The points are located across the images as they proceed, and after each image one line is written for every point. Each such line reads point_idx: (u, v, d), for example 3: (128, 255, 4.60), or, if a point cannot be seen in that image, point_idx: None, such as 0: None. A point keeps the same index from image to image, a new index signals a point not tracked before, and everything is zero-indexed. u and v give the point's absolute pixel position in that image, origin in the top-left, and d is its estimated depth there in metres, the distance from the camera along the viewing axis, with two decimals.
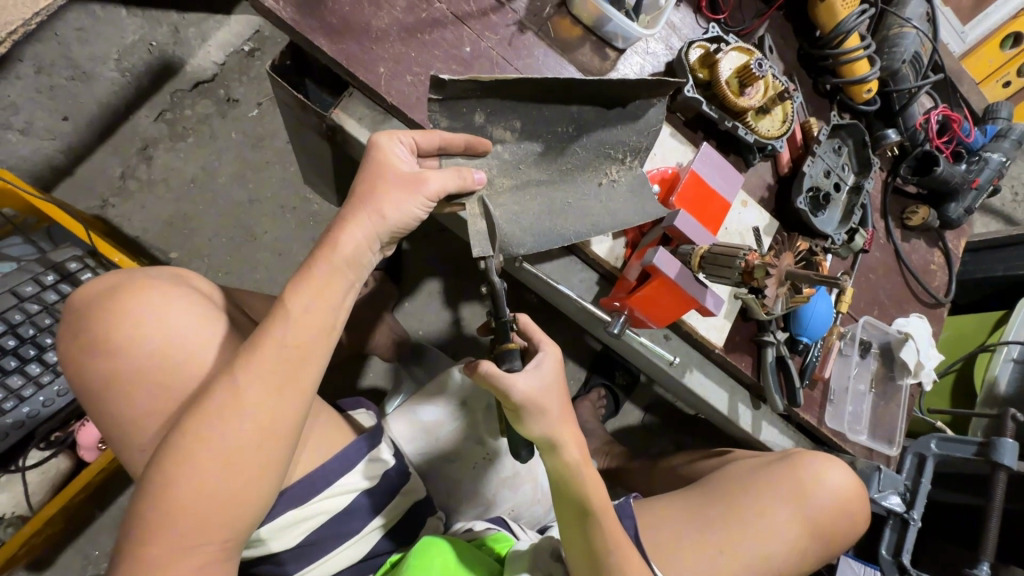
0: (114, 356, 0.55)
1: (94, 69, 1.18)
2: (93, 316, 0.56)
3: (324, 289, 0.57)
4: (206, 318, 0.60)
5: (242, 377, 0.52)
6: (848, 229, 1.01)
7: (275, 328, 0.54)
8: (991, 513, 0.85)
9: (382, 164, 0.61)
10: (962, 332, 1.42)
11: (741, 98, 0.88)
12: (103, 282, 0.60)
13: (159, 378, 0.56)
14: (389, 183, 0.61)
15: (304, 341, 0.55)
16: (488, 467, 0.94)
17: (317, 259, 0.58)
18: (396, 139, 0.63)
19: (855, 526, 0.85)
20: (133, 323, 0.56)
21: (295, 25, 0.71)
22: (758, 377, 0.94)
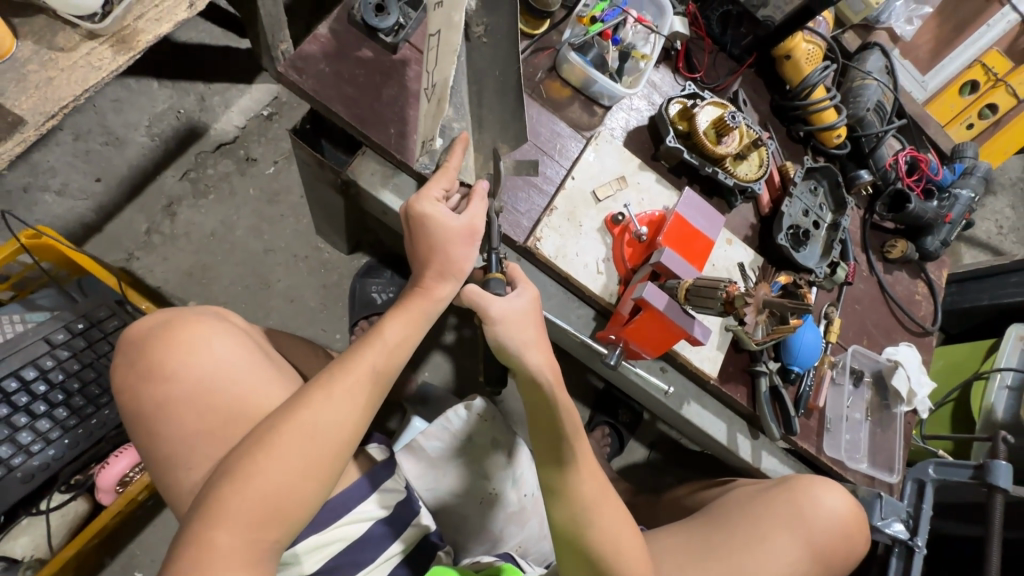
0: (170, 379, 0.63)
1: (127, 135, 1.31)
2: (147, 347, 0.64)
3: (402, 319, 0.68)
4: (245, 350, 0.68)
5: (323, 386, 0.61)
6: (830, 262, 1.06)
7: (359, 355, 0.65)
8: (993, 537, 0.85)
9: (435, 230, 0.69)
10: (956, 361, 1.45)
11: (719, 146, 0.96)
12: (152, 320, 0.67)
13: (211, 399, 0.63)
14: (452, 230, 0.70)
15: (387, 371, 0.66)
16: (495, 503, 0.96)
17: (415, 300, 0.70)
18: (431, 197, 0.70)
19: (853, 550, 0.87)
20: (181, 352, 0.64)
21: (316, 95, 0.81)
22: (754, 408, 0.98)
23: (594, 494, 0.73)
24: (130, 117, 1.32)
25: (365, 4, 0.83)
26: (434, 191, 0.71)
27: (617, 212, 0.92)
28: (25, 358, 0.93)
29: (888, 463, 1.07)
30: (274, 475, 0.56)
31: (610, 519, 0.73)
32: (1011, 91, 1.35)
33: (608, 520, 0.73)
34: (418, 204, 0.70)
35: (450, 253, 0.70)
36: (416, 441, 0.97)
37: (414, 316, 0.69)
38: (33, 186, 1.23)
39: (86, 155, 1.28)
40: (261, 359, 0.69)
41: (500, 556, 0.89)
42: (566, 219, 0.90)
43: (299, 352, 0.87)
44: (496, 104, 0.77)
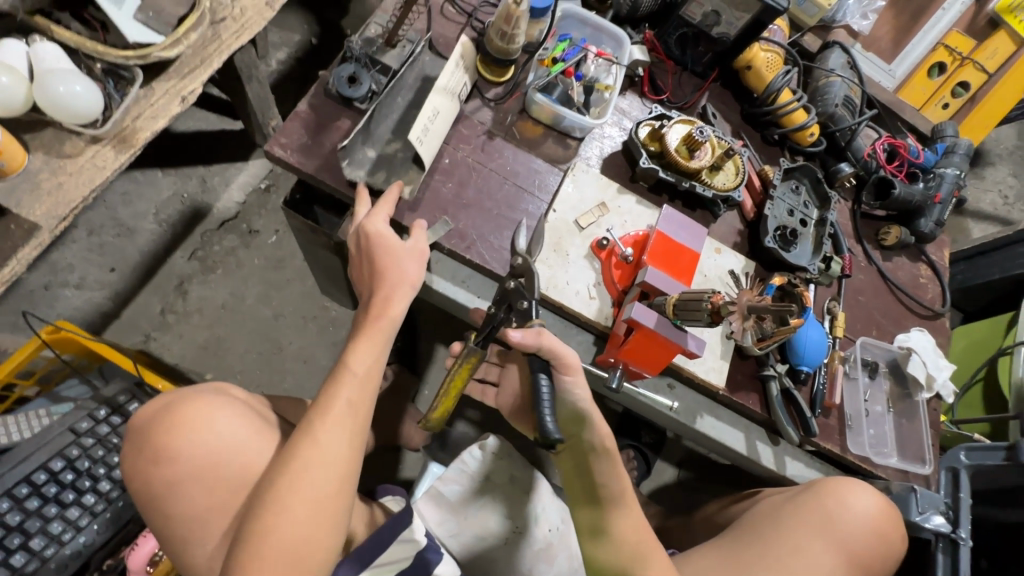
0: (177, 458, 0.66)
1: (137, 224, 1.39)
2: (151, 431, 0.67)
3: (366, 345, 0.70)
4: (242, 416, 0.71)
5: (314, 435, 0.64)
6: (823, 258, 1.07)
7: (336, 391, 0.67)
8: None
9: (385, 246, 0.75)
10: (978, 339, 1.42)
11: (693, 161, 0.99)
12: (159, 402, 0.71)
13: (215, 469, 0.66)
14: (397, 249, 0.75)
15: (363, 403, 0.68)
16: (520, 541, 0.95)
17: (371, 322, 0.72)
18: (377, 217, 0.77)
19: (893, 549, 0.84)
20: (183, 429, 0.67)
21: (303, 167, 0.86)
22: (767, 413, 0.97)
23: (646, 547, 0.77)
24: (138, 208, 1.40)
25: (338, 77, 0.89)
26: (380, 215, 0.78)
27: (602, 236, 0.94)
28: (52, 450, 0.96)
29: (919, 455, 1.03)
30: (286, 530, 0.60)
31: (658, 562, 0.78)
32: (980, 67, 1.36)
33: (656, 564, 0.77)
34: (368, 225, 0.76)
35: (400, 268, 0.75)
36: (435, 486, 0.97)
37: (378, 339, 0.71)
38: (53, 284, 1.30)
39: (101, 248, 1.35)
40: (260, 424, 0.72)
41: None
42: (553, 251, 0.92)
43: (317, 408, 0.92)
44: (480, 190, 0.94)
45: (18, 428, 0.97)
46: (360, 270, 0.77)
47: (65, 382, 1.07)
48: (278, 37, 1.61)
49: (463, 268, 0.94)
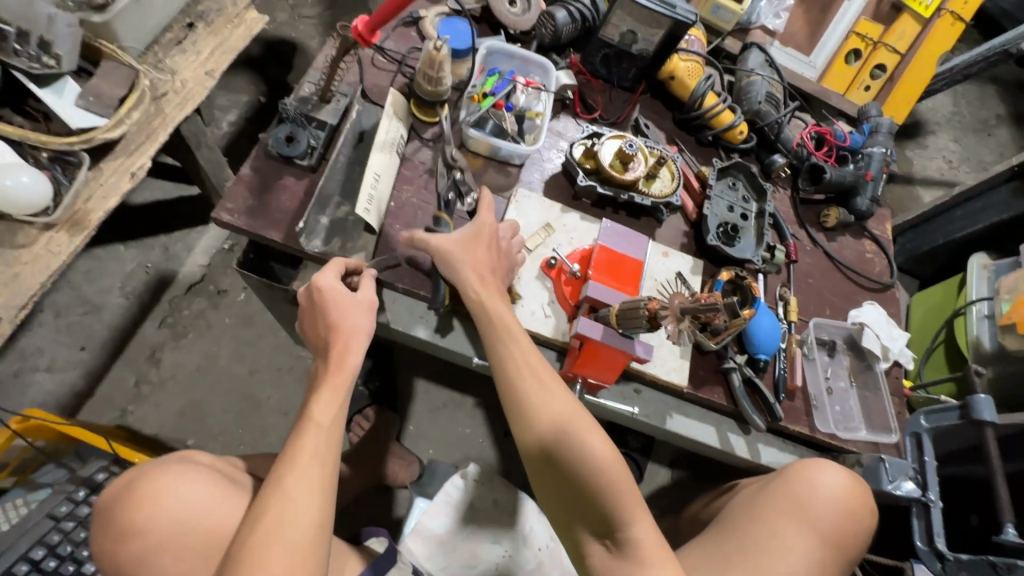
0: (145, 533, 0.71)
1: (104, 299, 1.40)
2: (117, 510, 0.72)
3: (326, 397, 0.74)
4: (208, 481, 0.76)
5: (289, 486, 0.67)
6: (767, 247, 1.11)
7: (301, 442, 0.71)
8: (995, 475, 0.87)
9: (334, 300, 0.77)
10: (935, 303, 1.47)
11: (627, 173, 1.03)
12: (121, 482, 0.75)
13: (186, 536, 0.71)
14: (350, 302, 0.78)
15: (329, 451, 0.72)
16: (511, 565, 0.96)
17: (329, 375, 0.75)
18: (331, 271, 0.79)
19: (865, 525, 0.87)
20: (149, 504, 0.72)
21: (250, 228, 0.89)
22: (734, 404, 1.00)
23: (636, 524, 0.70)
24: (103, 284, 1.41)
25: (276, 138, 0.92)
26: (332, 268, 0.80)
27: (550, 256, 0.98)
28: (34, 538, 0.96)
29: (885, 425, 1.06)
30: None
31: (644, 526, 0.70)
32: (892, 49, 1.45)
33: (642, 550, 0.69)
34: (320, 281, 0.77)
35: (352, 319, 0.78)
36: (420, 522, 0.99)
37: (340, 389, 0.75)
38: (23, 371, 1.30)
39: (69, 328, 1.35)
40: (227, 486, 0.77)
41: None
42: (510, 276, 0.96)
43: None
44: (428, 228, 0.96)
45: None
46: (308, 320, 0.80)
47: (39, 470, 1.03)
48: (227, 100, 1.65)
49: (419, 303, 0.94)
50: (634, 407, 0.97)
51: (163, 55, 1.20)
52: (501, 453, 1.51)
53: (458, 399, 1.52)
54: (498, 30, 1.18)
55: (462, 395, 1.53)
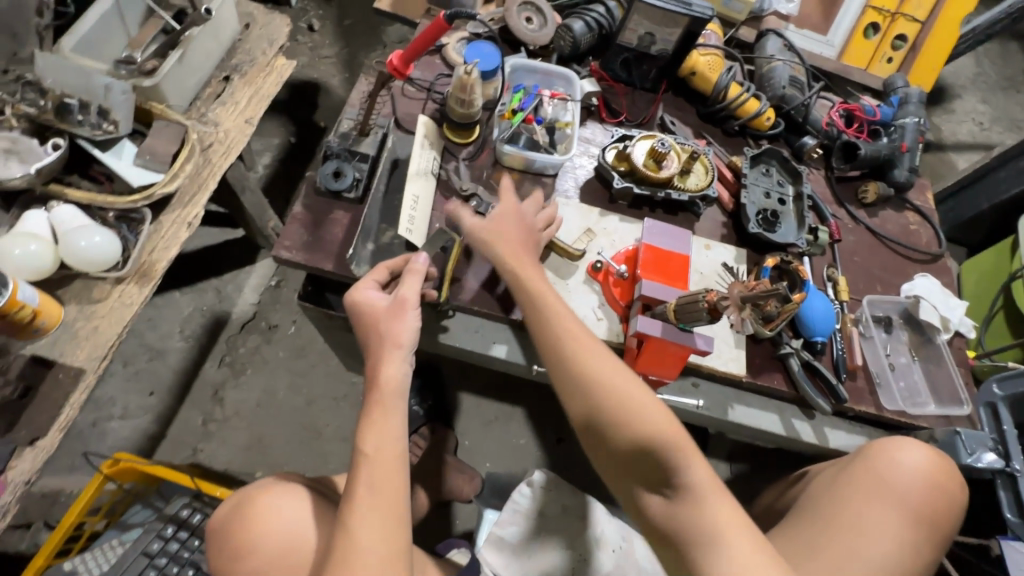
0: (253, 552, 0.81)
1: (166, 345, 1.47)
2: (234, 528, 0.84)
3: (374, 425, 0.76)
4: (300, 502, 0.85)
5: (352, 523, 0.70)
6: (809, 229, 1.11)
7: (359, 476, 0.73)
8: None
9: (365, 309, 0.81)
10: (988, 269, 1.43)
11: (662, 171, 1.05)
12: (230, 506, 0.87)
13: (285, 554, 0.80)
14: (380, 308, 0.81)
15: (384, 477, 0.73)
16: (587, 569, 0.96)
17: (372, 400, 0.77)
18: (367, 282, 0.84)
19: (947, 503, 0.85)
20: (257, 526, 0.82)
21: (308, 261, 0.93)
22: (795, 390, 0.99)
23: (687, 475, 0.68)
24: (164, 330, 1.48)
25: (324, 175, 0.97)
26: (368, 282, 0.84)
27: (595, 260, 0.99)
28: None
29: (955, 396, 1.03)
30: None
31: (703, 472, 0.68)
32: (911, 18, 1.44)
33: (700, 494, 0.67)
34: (354, 293, 0.83)
35: (382, 330, 0.80)
36: (494, 532, 1.01)
37: (384, 415, 0.76)
38: (99, 420, 1.37)
39: (137, 375, 1.42)
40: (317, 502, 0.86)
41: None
42: (555, 254, 0.99)
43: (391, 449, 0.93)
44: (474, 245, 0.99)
45: (93, 563, 1.00)
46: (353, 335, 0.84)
47: (129, 510, 1.09)
48: (260, 144, 1.73)
49: (474, 318, 0.98)
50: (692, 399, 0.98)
51: (206, 109, 1.27)
52: (557, 461, 1.52)
53: (509, 410, 1.54)
54: (517, 49, 1.22)
55: (512, 407, 1.55)
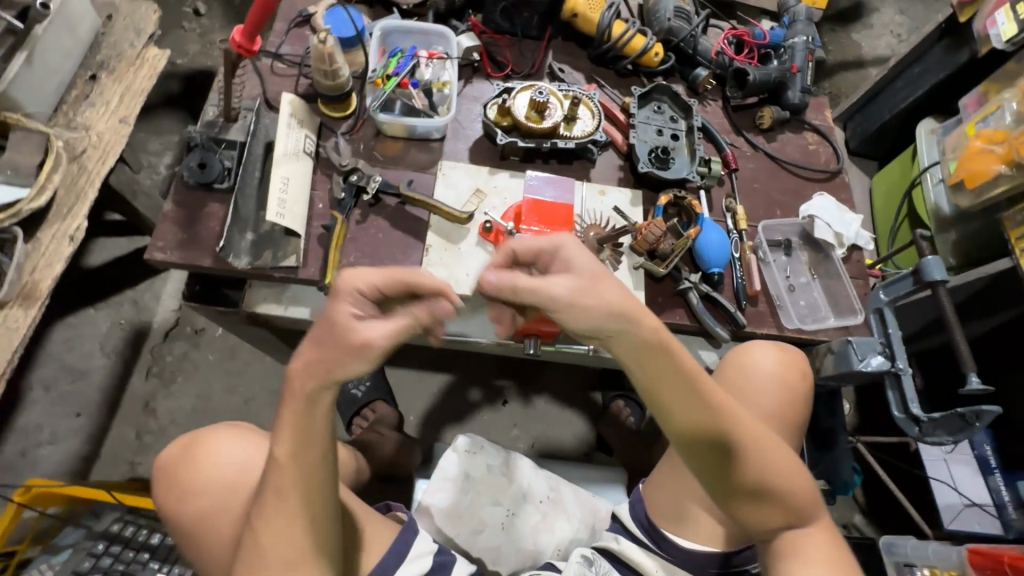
0: (202, 483, 0.87)
1: (87, 364, 1.42)
2: (180, 472, 0.88)
3: (285, 435, 0.62)
4: (247, 449, 0.89)
5: (260, 539, 0.64)
6: (702, 161, 1.11)
7: (268, 480, 0.64)
8: (956, 334, 0.88)
9: (331, 337, 0.56)
10: (893, 180, 1.46)
11: (544, 121, 1.03)
12: (192, 442, 0.92)
13: (222, 501, 0.85)
14: (329, 314, 0.56)
15: (289, 486, 0.63)
16: (516, 521, 1.00)
17: (288, 404, 0.61)
18: (348, 275, 0.57)
19: (800, 397, 0.91)
20: (210, 460, 0.88)
21: (185, 260, 0.90)
22: (698, 322, 1.01)
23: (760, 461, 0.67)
24: (83, 349, 1.43)
25: (188, 167, 0.92)
26: (345, 301, 0.56)
27: (484, 220, 0.98)
28: None
29: (851, 306, 1.07)
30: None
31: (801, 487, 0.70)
32: None
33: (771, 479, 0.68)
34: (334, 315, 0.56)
35: (339, 366, 0.57)
36: (424, 501, 1.00)
37: (296, 426, 0.62)
38: (28, 448, 1.33)
39: (61, 398, 1.38)
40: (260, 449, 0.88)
41: (546, 566, 0.93)
42: (443, 218, 0.98)
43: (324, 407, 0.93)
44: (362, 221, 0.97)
45: None
46: (319, 337, 0.57)
47: (62, 532, 1.07)
48: (159, 143, 1.65)
49: None
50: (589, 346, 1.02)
51: (73, 113, 1.20)
52: (504, 423, 1.54)
53: (451, 381, 1.56)
54: (390, 9, 1.16)
55: (454, 377, 1.56)
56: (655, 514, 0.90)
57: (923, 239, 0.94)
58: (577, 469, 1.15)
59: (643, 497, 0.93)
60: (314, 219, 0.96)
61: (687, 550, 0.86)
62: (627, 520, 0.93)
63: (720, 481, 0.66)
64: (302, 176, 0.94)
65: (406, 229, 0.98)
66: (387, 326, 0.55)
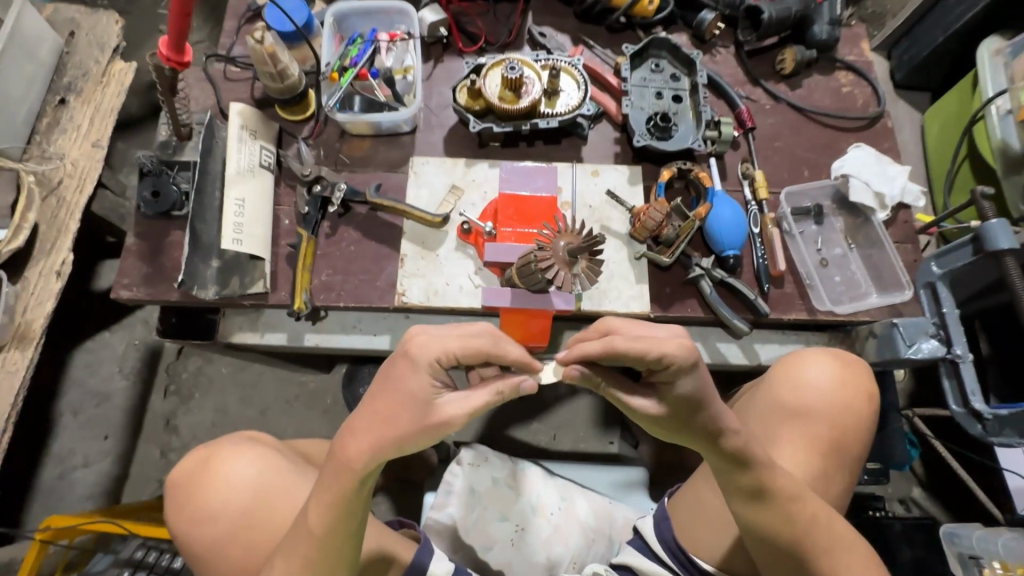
0: (214, 500, 0.82)
1: (108, 387, 1.45)
2: (196, 489, 0.83)
3: (320, 504, 0.63)
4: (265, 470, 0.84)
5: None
6: (710, 125, 0.96)
7: (295, 542, 0.65)
8: (1023, 308, 0.80)
9: (397, 386, 0.59)
10: (950, 115, 1.24)
11: (521, 100, 0.90)
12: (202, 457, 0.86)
13: (235, 525, 0.81)
14: (414, 401, 0.58)
15: (316, 554, 0.65)
16: (527, 535, 0.95)
17: (334, 469, 0.62)
18: (430, 349, 0.58)
19: (862, 417, 0.80)
20: (223, 481, 0.83)
21: (151, 295, 0.85)
22: (713, 314, 0.88)
23: (817, 519, 0.69)
24: (103, 373, 1.46)
25: (142, 197, 0.87)
26: (429, 347, 0.58)
27: (462, 221, 0.89)
28: None
29: (896, 281, 0.92)
30: None
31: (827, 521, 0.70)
32: None
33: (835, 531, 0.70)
34: (411, 356, 0.58)
35: (394, 427, 0.59)
36: (430, 519, 0.94)
37: (330, 497, 0.62)
38: (64, 471, 1.38)
39: (88, 422, 1.42)
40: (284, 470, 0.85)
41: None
42: (418, 223, 0.89)
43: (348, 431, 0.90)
44: (332, 234, 0.90)
45: None
46: (377, 397, 0.60)
47: (92, 558, 1.11)
48: None
49: (348, 312, 0.91)
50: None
51: (46, 143, 1.16)
52: None
53: None
54: None
55: None
56: (684, 540, 0.81)
57: (986, 198, 0.83)
58: (596, 468, 1.05)
59: (669, 517, 0.84)
60: (281, 238, 0.89)
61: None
62: (651, 538, 0.83)
63: (774, 542, 0.69)
64: (260, 194, 0.87)
65: (378, 238, 0.90)
66: (478, 399, 0.59)
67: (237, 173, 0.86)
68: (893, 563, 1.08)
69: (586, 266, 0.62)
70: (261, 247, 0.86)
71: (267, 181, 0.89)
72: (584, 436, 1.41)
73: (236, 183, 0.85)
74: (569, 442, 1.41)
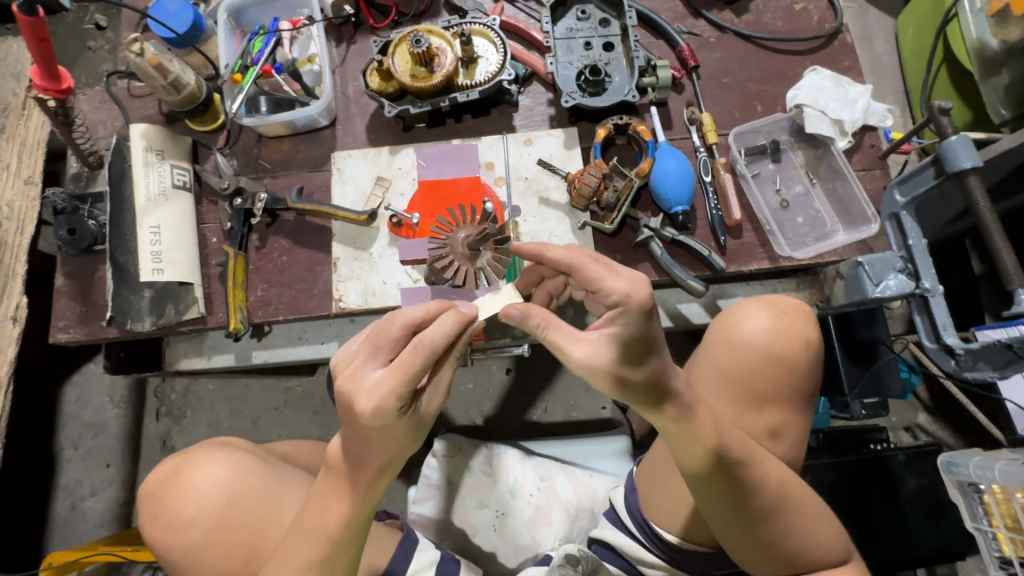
0: (172, 528, 0.64)
1: (102, 417, 1.46)
2: (161, 499, 0.65)
3: (328, 502, 0.58)
4: (233, 472, 0.66)
5: None
6: (646, 71, 0.87)
7: (295, 550, 0.58)
8: (991, 229, 0.74)
9: (355, 419, 0.54)
10: (922, 17, 1.13)
11: (435, 76, 0.84)
12: (171, 463, 0.68)
13: (214, 538, 0.64)
14: (404, 429, 0.56)
15: (313, 560, 0.58)
16: (508, 519, 0.94)
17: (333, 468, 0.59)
18: (383, 402, 0.52)
19: (810, 364, 0.75)
20: (192, 490, 0.65)
21: (87, 335, 0.84)
22: (667, 276, 0.83)
23: (771, 480, 0.65)
24: (94, 404, 1.47)
25: (60, 235, 0.83)
26: (369, 378, 0.54)
27: (391, 215, 0.85)
28: None
29: (863, 213, 0.86)
30: None
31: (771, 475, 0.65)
32: None
33: (781, 495, 0.66)
34: (353, 398, 0.53)
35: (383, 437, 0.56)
36: (410, 514, 0.94)
37: (345, 495, 0.58)
38: (75, 503, 1.43)
39: (90, 454, 1.45)
40: (243, 470, 0.67)
41: (542, 561, 0.85)
42: (346, 222, 0.85)
43: (310, 445, 0.87)
44: (263, 246, 0.86)
45: None
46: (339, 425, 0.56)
47: None
48: None
49: (293, 324, 0.88)
50: (524, 344, 0.88)
51: None
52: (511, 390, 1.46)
53: None
54: None
55: None
56: (648, 510, 0.79)
57: (944, 113, 0.76)
58: (576, 443, 1.03)
59: (637, 489, 0.82)
60: (211, 257, 0.86)
61: (677, 549, 0.77)
62: (621, 510, 0.82)
63: (730, 510, 0.64)
64: (177, 214, 0.84)
65: (309, 245, 0.86)
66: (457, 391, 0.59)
67: (150, 196, 0.82)
68: (892, 495, 1.06)
69: (489, 257, 0.77)
70: (187, 268, 0.83)
71: (183, 200, 0.85)
72: (575, 405, 1.40)
73: (149, 206, 0.82)
74: (560, 412, 1.40)
